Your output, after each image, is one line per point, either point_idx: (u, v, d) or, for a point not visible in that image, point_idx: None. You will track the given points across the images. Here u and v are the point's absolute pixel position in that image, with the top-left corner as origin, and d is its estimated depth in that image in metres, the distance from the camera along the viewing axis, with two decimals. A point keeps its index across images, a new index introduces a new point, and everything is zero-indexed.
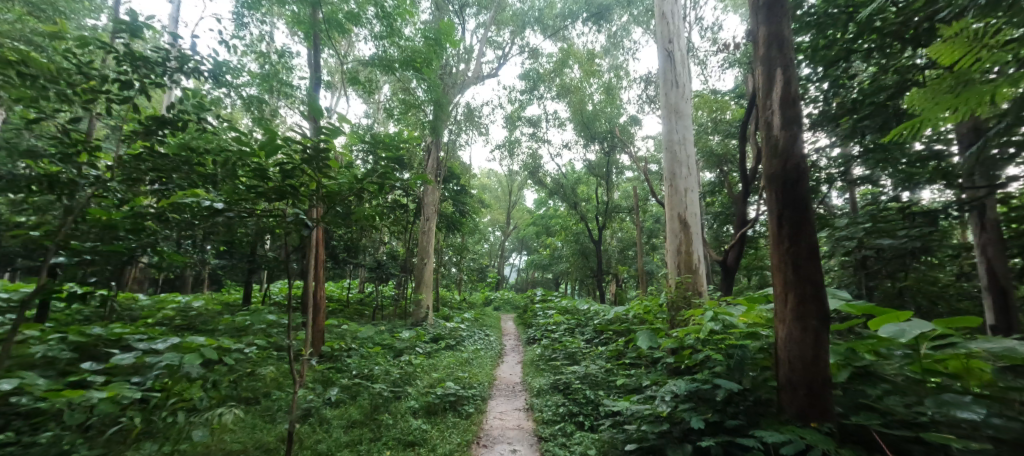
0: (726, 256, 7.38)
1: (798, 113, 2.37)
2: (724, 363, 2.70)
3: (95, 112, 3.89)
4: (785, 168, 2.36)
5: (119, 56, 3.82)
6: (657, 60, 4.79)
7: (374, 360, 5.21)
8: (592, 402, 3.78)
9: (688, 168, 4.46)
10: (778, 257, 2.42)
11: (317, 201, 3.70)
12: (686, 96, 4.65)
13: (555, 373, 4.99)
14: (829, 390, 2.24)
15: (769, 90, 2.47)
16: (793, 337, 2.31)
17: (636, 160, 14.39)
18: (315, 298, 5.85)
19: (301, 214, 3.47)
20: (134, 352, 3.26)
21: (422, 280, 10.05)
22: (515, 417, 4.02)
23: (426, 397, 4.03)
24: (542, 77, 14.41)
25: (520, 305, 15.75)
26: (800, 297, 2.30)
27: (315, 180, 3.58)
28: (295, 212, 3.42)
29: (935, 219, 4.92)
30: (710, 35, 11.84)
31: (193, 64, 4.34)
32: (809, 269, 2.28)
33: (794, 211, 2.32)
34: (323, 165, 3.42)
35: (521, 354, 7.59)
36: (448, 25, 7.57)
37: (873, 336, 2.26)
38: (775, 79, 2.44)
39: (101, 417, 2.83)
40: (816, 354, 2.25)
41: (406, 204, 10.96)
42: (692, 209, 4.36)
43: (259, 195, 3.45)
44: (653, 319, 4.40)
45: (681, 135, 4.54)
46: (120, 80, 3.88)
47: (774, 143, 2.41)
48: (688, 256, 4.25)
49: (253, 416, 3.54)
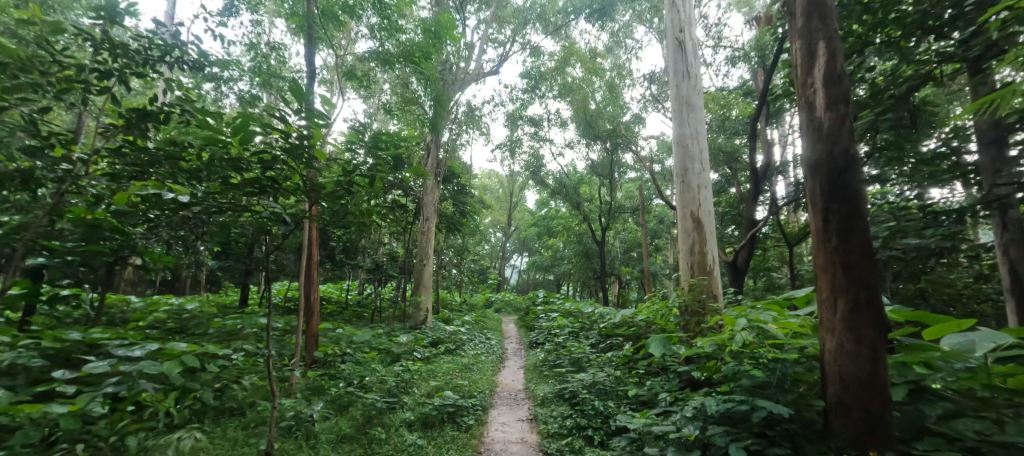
0: (736, 257, 7.11)
1: (844, 92, 2.30)
2: (760, 379, 2.45)
3: (70, 103, 3.64)
4: (832, 154, 2.28)
5: (95, 43, 3.57)
6: (667, 49, 4.53)
7: (369, 366, 4.95)
8: (602, 414, 3.53)
9: (701, 164, 4.20)
10: (823, 255, 2.32)
11: (299, 195, 3.36)
12: (698, 88, 4.40)
13: (559, 381, 4.73)
14: (887, 411, 2.09)
15: (809, 73, 2.39)
16: (847, 348, 2.18)
17: (640, 159, 14.12)
18: (310, 300, 5.59)
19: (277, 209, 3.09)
20: (108, 360, 3.00)
21: (421, 281, 9.79)
22: (518, 429, 3.77)
23: (422, 408, 3.78)
24: (544, 76, 14.18)
25: (522, 307, 15.46)
26: (854, 302, 2.19)
27: (297, 173, 3.26)
28: (271, 208, 3.05)
29: (962, 219, 4.66)
30: (715, 32, 11.60)
31: (175, 54, 4.09)
32: (861, 269, 2.18)
33: (843, 202, 2.23)
34: (307, 156, 3.11)
35: (523, 359, 7.31)
36: (447, 19, 7.33)
37: (928, 348, 2.12)
38: (818, 56, 2.36)
39: (65, 433, 2.58)
40: (874, 368, 2.12)
41: (405, 204, 10.71)
42: (705, 207, 4.10)
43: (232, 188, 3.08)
44: (664, 324, 4.15)
45: (693, 129, 4.28)
46: (98, 69, 3.63)
47: (818, 125, 2.33)
48: (702, 257, 3.99)
49: (236, 429, 3.29)
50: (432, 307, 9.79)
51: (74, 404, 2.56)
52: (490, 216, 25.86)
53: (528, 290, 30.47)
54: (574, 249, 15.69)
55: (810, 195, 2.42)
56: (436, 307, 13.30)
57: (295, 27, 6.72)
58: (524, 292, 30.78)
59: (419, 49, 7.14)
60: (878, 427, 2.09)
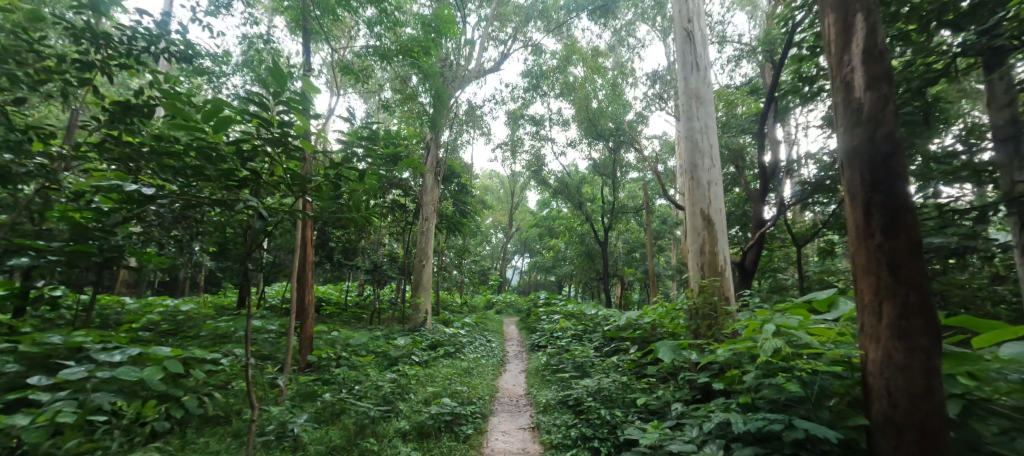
0: (744, 257, 6.90)
1: (885, 74, 2.21)
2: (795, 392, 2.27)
3: (49, 95, 3.45)
4: (874, 141, 2.19)
5: (75, 32, 3.38)
6: (675, 40, 4.34)
7: (364, 371, 4.76)
8: (608, 424, 3.32)
9: (712, 159, 4.02)
10: (865, 254, 2.21)
11: (286, 190, 2.87)
12: (708, 80, 4.20)
13: (563, 386, 4.54)
14: (944, 431, 1.94)
15: (844, 50, 2.32)
16: (896, 361, 2.06)
17: (643, 159, 13.90)
18: (303, 302, 5.37)
19: (251, 200, 2.49)
20: (83, 366, 2.82)
21: (420, 282, 9.59)
22: (519, 438, 3.58)
23: (418, 416, 3.58)
24: (545, 74, 14.00)
25: (523, 309, 15.28)
26: (904, 308, 2.07)
27: (282, 166, 2.81)
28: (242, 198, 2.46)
29: (984, 217, 4.46)
30: (720, 29, 11.41)
31: (161, 45, 3.89)
32: (911, 270, 2.07)
33: (887, 195, 2.14)
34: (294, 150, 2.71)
35: (525, 362, 7.10)
36: (447, 13, 7.15)
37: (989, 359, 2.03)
38: (856, 38, 2.28)
39: (31, 445, 2.40)
40: (929, 384, 1.99)
41: (405, 204, 10.53)
42: (716, 205, 3.90)
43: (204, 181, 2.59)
44: (673, 328, 3.96)
45: (703, 123, 4.09)
46: (78, 60, 3.44)
47: (858, 109, 2.25)
48: (713, 257, 3.79)
49: (219, 440, 3.09)
50: (431, 309, 9.60)
51: (40, 414, 2.38)
52: (491, 216, 25.63)
53: (530, 291, 30.25)
54: (576, 250, 15.48)
55: (847, 178, 2.34)
56: (436, 309, 13.11)
57: (290, 21, 6.55)
58: (525, 294, 30.56)
59: (418, 44, 6.95)
60: (934, 450, 1.95)
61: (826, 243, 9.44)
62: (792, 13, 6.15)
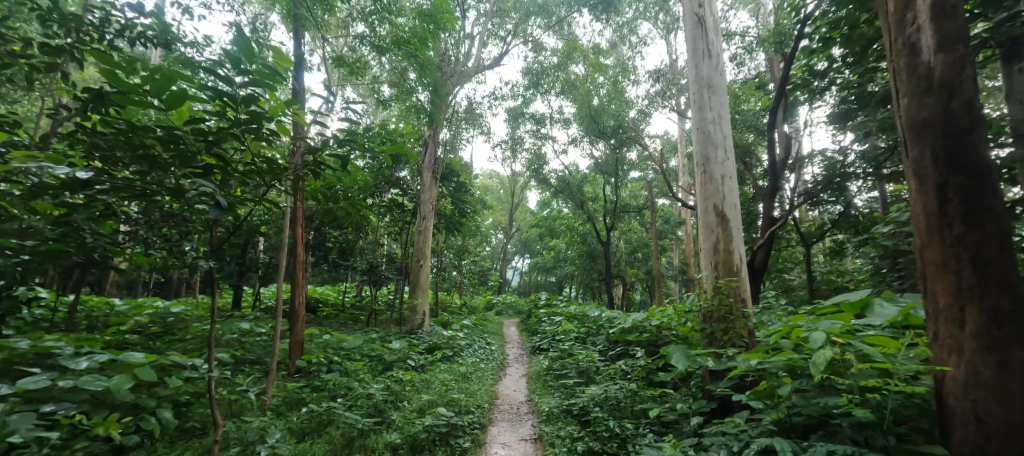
0: (753, 257, 6.65)
1: (959, 38, 2.13)
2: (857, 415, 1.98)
3: (15, 82, 3.22)
4: (949, 111, 2.11)
5: (40, 13, 3.13)
6: (685, 26, 4.10)
7: (357, 377, 4.52)
8: (618, 437, 3.08)
9: (726, 152, 3.77)
10: (941, 240, 2.12)
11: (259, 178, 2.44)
12: (720, 68, 3.96)
13: (567, 393, 4.29)
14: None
15: (909, 9, 2.26)
16: (985, 368, 1.96)
17: (646, 157, 13.66)
18: (294, 303, 5.12)
19: (206, 185, 2.00)
20: (45, 374, 2.59)
21: (418, 282, 9.33)
22: (520, 451, 3.33)
23: (411, 427, 3.35)
24: (546, 71, 13.76)
25: (524, 310, 15.02)
26: (993, 307, 1.97)
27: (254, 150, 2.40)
28: (195, 181, 1.97)
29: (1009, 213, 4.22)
30: (724, 24, 11.19)
31: (136, 29, 3.64)
32: (997, 262, 1.97)
33: (966, 173, 2.06)
34: (266, 135, 2.30)
35: (526, 366, 6.84)
36: (444, 5, 6.90)
37: None
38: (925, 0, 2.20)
39: None
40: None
41: (403, 204, 10.29)
42: (731, 200, 3.65)
43: (152, 166, 2.14)
44: (685, 332, 3.72)
45: (716, 113, 3.85)
46: (45, 44, 3.20)
47: (929, 76, 2.18)
48: (727, 256, 3.54)
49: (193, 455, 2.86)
50: (430, 311, 9.33)
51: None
52: (491, 217, 25.36)
53: (530, 292, 29.91)
54: (577, 250, 15.23)
55: (917, 146, 2.24)
56: (435, 310, 12.85)
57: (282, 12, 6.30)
58: (526, 295, 30.23)
59: (414, 37, 6.71)
60: None
61: (836, 242, 9.18)
62: (803, 3, 5.91)
